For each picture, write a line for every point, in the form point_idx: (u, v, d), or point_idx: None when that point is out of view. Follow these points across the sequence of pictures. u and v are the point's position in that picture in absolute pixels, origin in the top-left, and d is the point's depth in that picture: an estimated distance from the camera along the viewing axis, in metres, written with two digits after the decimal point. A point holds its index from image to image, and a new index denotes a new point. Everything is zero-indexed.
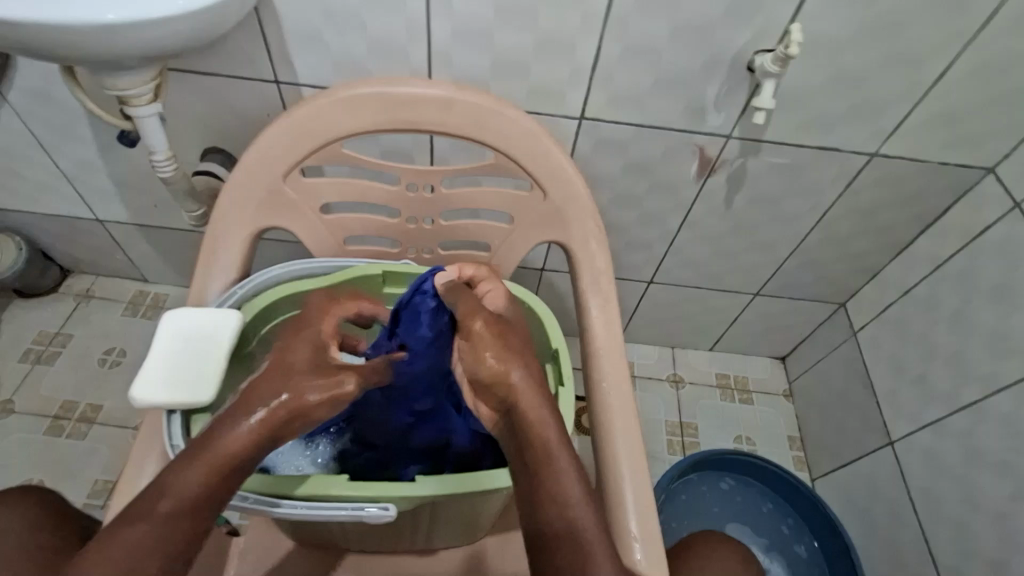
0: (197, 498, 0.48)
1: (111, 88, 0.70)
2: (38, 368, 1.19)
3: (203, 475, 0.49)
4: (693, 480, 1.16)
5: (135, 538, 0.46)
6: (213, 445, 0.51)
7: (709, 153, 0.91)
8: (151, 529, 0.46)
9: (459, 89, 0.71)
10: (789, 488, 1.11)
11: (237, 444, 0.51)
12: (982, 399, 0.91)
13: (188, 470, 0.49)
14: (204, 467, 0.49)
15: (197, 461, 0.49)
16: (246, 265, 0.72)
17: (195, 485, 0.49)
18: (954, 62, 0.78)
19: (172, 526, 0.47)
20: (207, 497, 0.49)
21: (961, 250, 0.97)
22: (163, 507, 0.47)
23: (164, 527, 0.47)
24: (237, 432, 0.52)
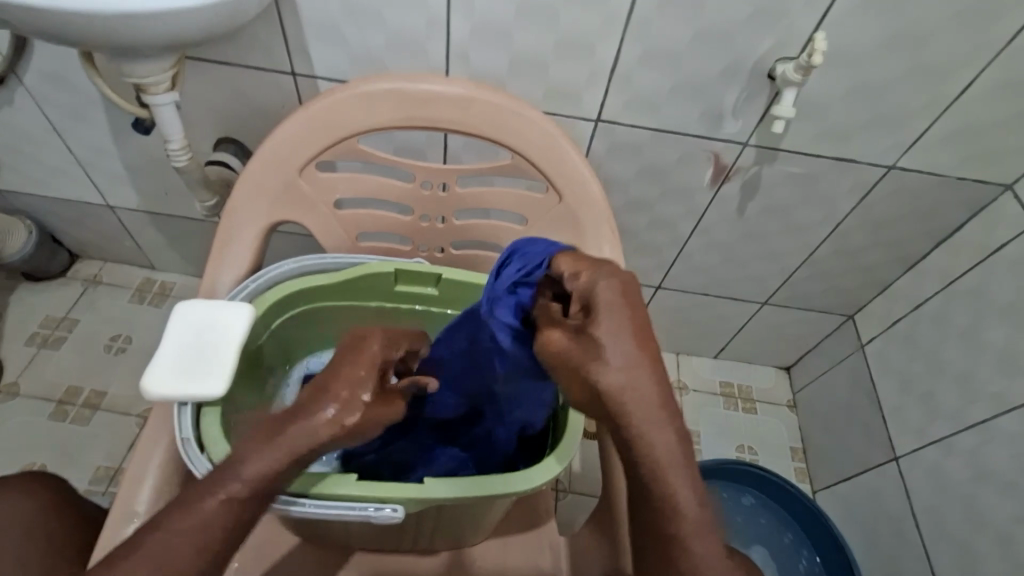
0: (267, 481, 0.49)
1: (129, 75, 0.70)
2: (44, 352, 1.20)
3: (267, 451, 0.49)
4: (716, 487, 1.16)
5: (200, 517, 0.47)
6: (288, 425, 0.50)
7: (724, 160, 0.91)
8: (214, 511, 0.47)
9: (477, 87, 0.70)
10: (814, 519, 1.08)
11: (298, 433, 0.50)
12: (990, 417, 0.90)
13: (253, 449, 0.49)
14: (272, 449, 0.49)
15: (275, 448, 0.49)
16: (259, 258, 0.72)
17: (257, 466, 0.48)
18: (978, 76, 0.77)
19: (232, 505, 0.48)
20: (276, 480, 0.49)
21: (974, 266, 0.96)
22: (224, 483, 0.48)
23: (222, 508, 0.47)
24: (302, 429, 0.50)
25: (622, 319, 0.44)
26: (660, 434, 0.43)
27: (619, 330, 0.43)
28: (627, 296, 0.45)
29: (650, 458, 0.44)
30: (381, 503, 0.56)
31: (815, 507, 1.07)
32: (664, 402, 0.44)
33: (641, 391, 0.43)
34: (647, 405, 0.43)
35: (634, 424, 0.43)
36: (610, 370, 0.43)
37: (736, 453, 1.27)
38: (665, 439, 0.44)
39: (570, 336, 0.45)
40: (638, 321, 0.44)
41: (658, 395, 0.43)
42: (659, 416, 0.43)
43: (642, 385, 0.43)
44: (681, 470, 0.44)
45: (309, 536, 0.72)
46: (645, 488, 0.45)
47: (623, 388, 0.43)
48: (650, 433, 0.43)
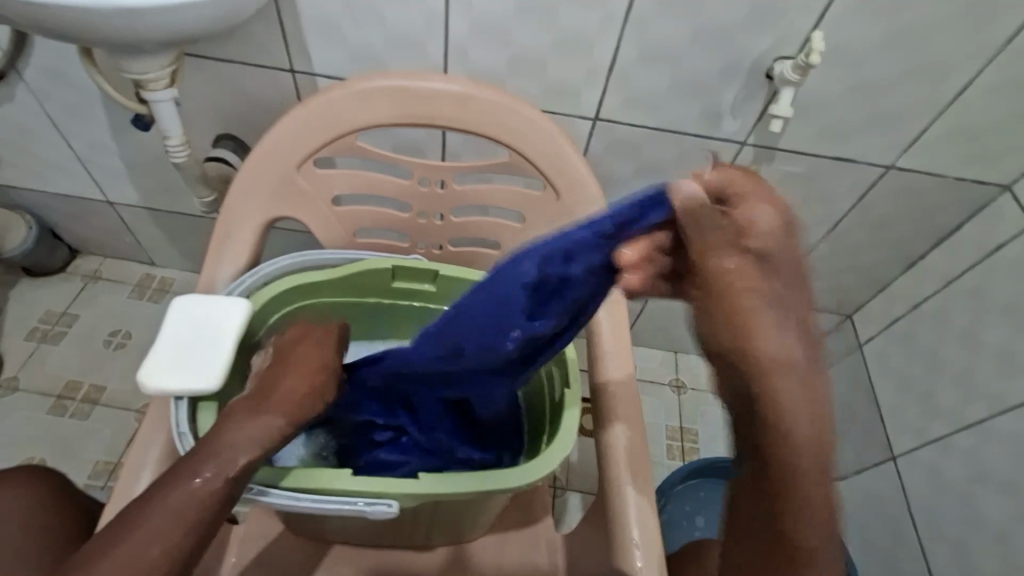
0: (229, 477, 0.49)
1: (128, 71, 0.70)
2: (43, 347, 1.20)
3: (212, 455, 0.49)
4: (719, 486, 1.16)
5: (146, 528, 0.46)
6: (239, 425, 0.51)
7: (723, 159, 0.91)
8: (178, 507, 0.47)
9: (475, 85, 0.70)
10: None
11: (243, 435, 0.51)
12: (988, 417, 0.90)
13: (201, 451, 0.49)
14: (213, 451, 0.49)
15: (231, 445, 0.50)
16: (256, 254, 0.72)
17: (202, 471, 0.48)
18: (977, 76, 0.77)
19: (181, 516, 0.47)
20: (237, 478, 0.49)
21: (973, 266, 0.96)
22: (168, 493, 0.47)
23: (171, 516, 0.47)
24: (257, 426, 0.52)
25: (780, 282, 0.42)
26: (802, 429, 0.43)
27: (786, 291, 0.42)
28: (787, 247, 0.41)
29: (791, 444, 0.43)
30: (376, 498, 0.56)
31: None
32: (808, 376, 0.43)
33: (792, 369, 0.42)
34: (800, 384, 0.43)
35: (782, 407, 0.43)
36: (772, 338, 0.42)
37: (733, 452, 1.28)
38: (805, 435, 0.43)
39: (737, 267, 0.42)
40: (797, 286, 0.43)
41: (806, 390, 0.43)
42: (805, 395, 0.43)
43: (799, 382, 0.43)
44: (816, 453, 0.44)
45: (307, 531, 0.72)
46: (768, 467, 0.44)
47: (782, 362, 0.42)
48: (798, 415, 0.43)
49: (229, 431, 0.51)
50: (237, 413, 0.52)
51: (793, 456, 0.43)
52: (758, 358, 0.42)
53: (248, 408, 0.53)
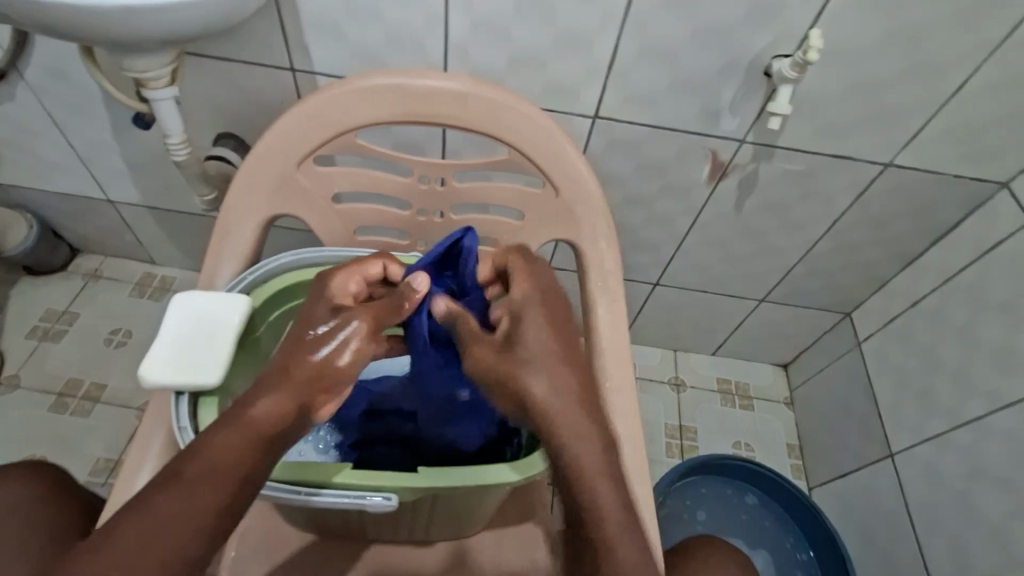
0: (239, 464, 0.47)
1: (129, 69, 0.71)
2: (44, 345, 1.20)
3: (234, 444, 0.47)
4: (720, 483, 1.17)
5: (155, 533, 0.42)
6: (246, 409, 0.49)
7: (722, 157, 0.91)
8: (185, 497, 0.44)
9: (475, 82, 0.71)
10: (810, 518, 1.08)
11: (266, 412, 0.50)
12: (985, 414, 0.91)
13: (219, 441, 0.47)
14: (234, 435, 0.48)
15: (239, 426, 0.48)
16: (257, 251, 0.72)
17: (223, 463, 0.46)
18: (975, 73, 0.78)
19: (192, 508, 0.44)
20: (248, 463, 0.47)
21: (971, 264, 0.96)
22: (181, 492, 0.44)
23: (182, 510, 0.44)
24: (270, 403, 0.50)
25: (534, 327, 0.53)
26: (568, 420, 0.49)
27: (535, 335, 0.52)
28: (546, 304, 0.56)
29: (579, 468, 0.47)
30: (376, 492, 0.56)
31: (813, 505, 1.07)
32: (581, 406, 0.50)
33: (558, 394, 0.49)
34: (566, 406, 0.49)
35: (563, 432, 0.48)
36: (533, 369, 0.50)
37: (732, 450, 1.28)
38: (576, 426, 0.49)
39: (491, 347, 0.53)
40: (559, 328, 0.54)
41: (566, 383, 0.50)
42: (582, 416, 0.49)
43: (557, 381, 0.50)
44: (594, 457, 0.48)
45: (307, 526, 0.72)
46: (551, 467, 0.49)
47: (546, 394, 0.49)
48: (580, 437, 0.48)
49: (254, 408, 0.50)
50: (262, 384, 0.52)
51: (563, 444, 0.48)
52: (513, 369, 0.51)
53: (267, 382, 0.52)
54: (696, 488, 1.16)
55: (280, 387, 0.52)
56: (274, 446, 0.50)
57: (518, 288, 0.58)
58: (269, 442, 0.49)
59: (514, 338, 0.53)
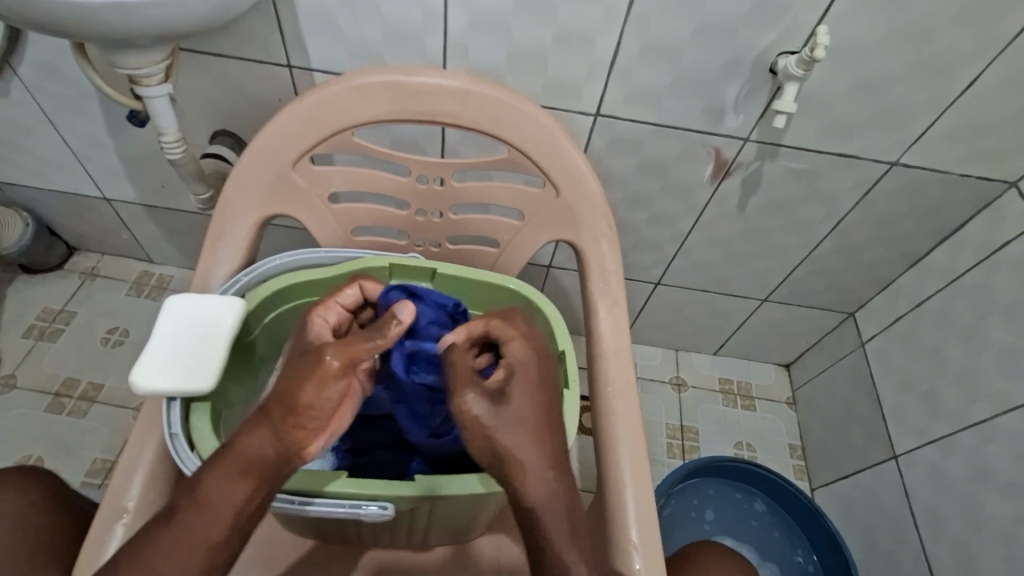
0: (235, 500, 0.49)
1: (121, 66, 0.69)
2: (41, 345, 1.19)
3: (231, 484, 0.49)
4: (729, 487, 1.17)
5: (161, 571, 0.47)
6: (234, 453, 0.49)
7: (725, 155, 0.90)
8: (191, 530, 0.48)
9: (474, 80, 0.69)
10: (815, 524, 1.07)
11: (259, 450, 0.49)
12: (991, 417, 0.90)
13: (216, 481, 0.49)
14: (232, 477, 0.49)
15: (229, 466, 0.49)
16: (252, 252, 0.71)
17: (220, 505, 0.49)
18: (984, 72, 0.76)
19: (196, 541, 0.48)
20: (244, 499, 0.49)
21: (978, 264, 0.95)
22: (183, 531, 0.48)
23: (189, 542, 0.48)
24: (257, 441, 0.49)
25: (522, 399, 0.52)
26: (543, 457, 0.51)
27: (515, 408, 0.51)
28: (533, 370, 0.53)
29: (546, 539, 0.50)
30: (371, 501, 0.55)
31: (816, 508, 1.06)
32: (558, 480, 0.51)
33: (532, 471, 0.50)
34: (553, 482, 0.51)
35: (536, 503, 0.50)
36: (513, 445, 0.50)
37: (734, 451, 1.27)
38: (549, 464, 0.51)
39: (486, 408, 0.51)
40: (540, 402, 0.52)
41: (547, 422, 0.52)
42: (550, 491, 0.50)
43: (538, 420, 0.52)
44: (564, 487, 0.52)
45: (302, 532, 0.71)
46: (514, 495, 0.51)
47: (525, 469, 0.50)
48: (553, 509, 0.50)
49: (250, 445, 0.49)
50: (260, 417, 0.50)
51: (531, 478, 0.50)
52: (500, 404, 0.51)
53: (255, 418, 0.50)
54: (702, 489, 1.16)
55: (275, 425, 0.49)
56: (270, 481, 0.50)
57: (510, 349, 0.54)
58: (263, 481, 0.50)
59: (503, 406, 0.51)
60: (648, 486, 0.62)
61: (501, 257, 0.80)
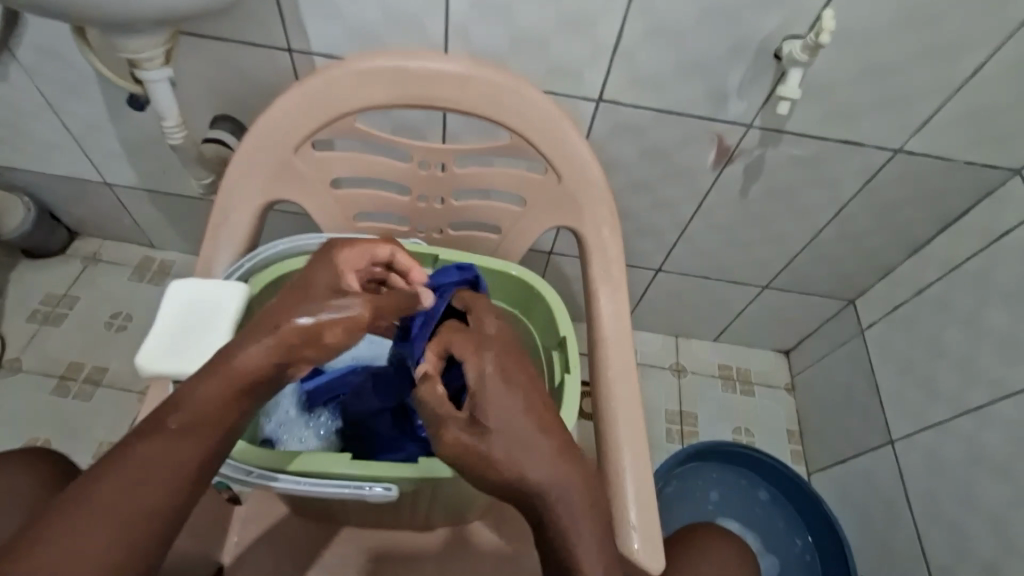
0: (212, 412, 0.47)
1: (122, 50, 0.69)
2: (45, 329, 1.20)
3: (213, 394, 0.47)
4: (733, 473, 1.18)
5: (133, 494, 0.43)
6: (217, 361, 0.48)
7: (728, 142, 0.89)
8: (164, 443, 0.45)
9: (476, 64, 0.69)
10: (809, 504, 1.09)
11: (254, 362, 0.48)
12: (987, 402, 0.91)
13: (196, 388, 0.47)
14: (216, 387, 0.47)
15: (214, 374, 0.47)
16: (254, 237, 0.71)
17: (200, 415, 0.46)
18: (990, 57, 0.75)
19: (167, 460, 0.45)
20: (223, 413, 0.47)
21: (979, 252, 0.95)
22: (157, 449, 0.45)
23: (157, 464, 0.45)
24: (254, 350, 0.48)
25: (501, 397, 0.47)
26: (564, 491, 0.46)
27: (506, 419, 0.46)
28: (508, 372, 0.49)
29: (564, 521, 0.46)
30: (374, 481, 0.56)
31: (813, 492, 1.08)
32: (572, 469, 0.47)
33: (515, 463, 0.45)
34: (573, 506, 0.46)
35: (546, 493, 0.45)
36: (504, 445, 0.45)
37: (732, 436, 1.28)
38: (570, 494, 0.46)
39: (474, 435, 0.46)
40: (536, 400, 0.48)
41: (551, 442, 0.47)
42: (567, 478, 0.46)
43: (540, 457, 0.46)
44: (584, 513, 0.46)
45: (306, 512, 0.72)
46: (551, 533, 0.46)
47: (526, 461, 0.45)
48: (565, 496, 0.46)
49: (242, 354, 0.48)
50: (251, 330, 0.49)
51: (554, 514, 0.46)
52: (491, 452, 0.45)
53: (247, 329, 0.49)
54: (707, 472, 1.18)
55: (279, 343, 0.48)
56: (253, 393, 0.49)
57: (475, 357, 0.51)
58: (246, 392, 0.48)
59: (480, 414, 0.47)
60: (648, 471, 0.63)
61: (503, 243, 0.80)
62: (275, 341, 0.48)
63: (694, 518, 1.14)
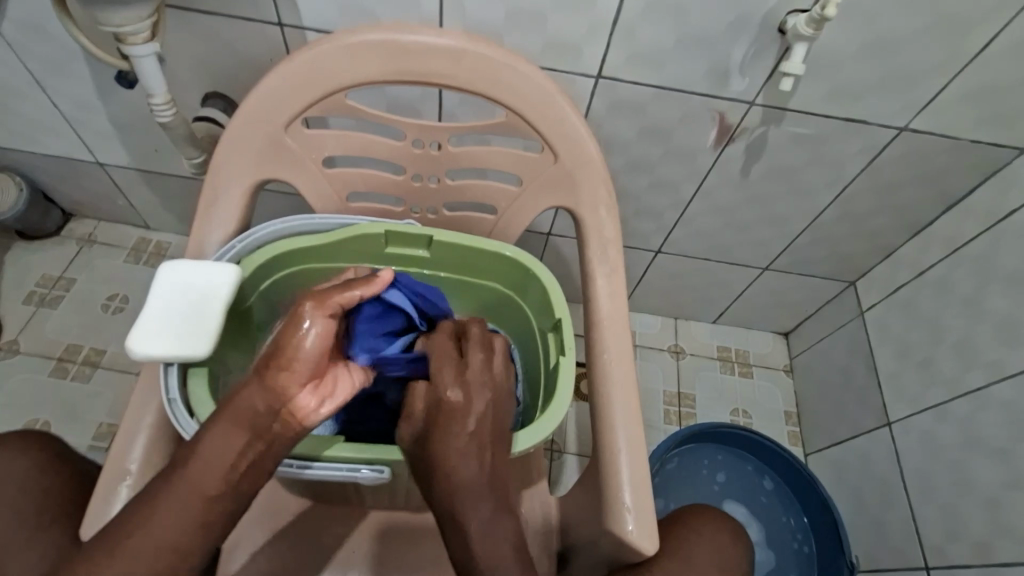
0: (228, 456, 0.50)
1: (106, 24, 0.67)
2: (41, 311, 1.20)
3: (229, 438, 0.50)
4: (739, 458, 1.19)
5: (164, 536, 0.49)
6: (222, 409, 0.51)
7: (730, 120, 0.87)
8: (187, 487, 0.50)
9: (469, 38, 0.67)
10: (810, 493, 1.09)
11: (257, 406, 0.51)
12: (985, 385, 0.90)
13: (212, 436, 0.50)
14: (231, 432, 0.50)
15: (221, 421, 0.50)
16: (247, 218, 0.70)
17: (218, 462, 0.50)
18: (1001, 31, 0.73)
19: (191, 501, 0.50)
20: (238, 457, 0.51)
21: (982, 233, 0.94)
22: (181, 495, 0.49)
23: (183, 503, 0.49)
24: (253, 396, 0.51)
25: (452, 421, 0.55)
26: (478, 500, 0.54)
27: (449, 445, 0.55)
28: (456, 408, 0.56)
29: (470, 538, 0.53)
30: (367, 464, 0.56)
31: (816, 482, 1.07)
32: (493, 486, 0.55)
33: (459, 462, 0.54)
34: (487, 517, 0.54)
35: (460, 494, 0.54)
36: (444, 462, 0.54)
37: (730, 417, 1.29)
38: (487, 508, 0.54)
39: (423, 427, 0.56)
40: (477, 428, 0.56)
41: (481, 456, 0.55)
42: (482, 488, 0.55)
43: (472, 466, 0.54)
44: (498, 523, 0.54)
45: (304, 493, 0.72)
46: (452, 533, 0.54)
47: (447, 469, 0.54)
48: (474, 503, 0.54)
49: (244, 399, 0.51)
50: (252, 374, 0.52)
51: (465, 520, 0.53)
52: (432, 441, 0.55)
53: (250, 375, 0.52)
54: (712, 454, 1.19)
55: (266, 381, 0.51)
56: (266, 437, 0.51)
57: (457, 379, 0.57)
58: (264, 439, 0.51)
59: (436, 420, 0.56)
60: (642, 449, 0.63)
61: (499, 224, 0.79)
62: (268, 383, 0.51)
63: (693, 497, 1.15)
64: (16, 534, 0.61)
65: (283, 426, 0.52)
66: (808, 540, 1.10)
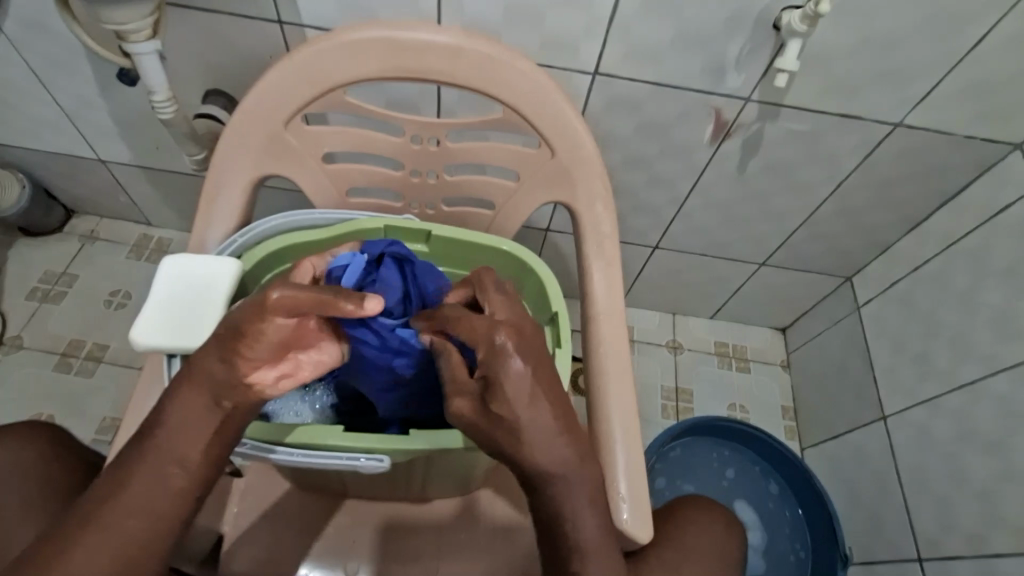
0: (195, 421, 0.50)
1: (107, 22, 0.68)
2: (44, 307, 1.21)
3: (193, 402, 0.50)
4: (746, 458, 1.19)
5: (132, 497, 0.49)
6: (187, 379, 0.50)
7: (726, 116, 0.88)
8: (156, 456, 0.50)
9: (468, 36, 0.67)
10: (814, 500, 1.09)
11: (216, 372, 0.49)
12: (980, 378, 0.91)
13: (177, 402, 0.50)
14: (191, 397, 0.50)
15: (184, 388, 0.50)
16: (248, 213, 0.71)
17: (184, 425, 0.50)
18: (995, 27, 0.74)
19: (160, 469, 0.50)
20: (205, 422, 0.50)
21: (978, 227, 0.94)
22: (154, 465, 0.50)
23: (153, 473, 0.50)
24: (212, 362, 0.49)
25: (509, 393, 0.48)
26: (543, 432, 0.49)
27: (529, 416, 0.48)
28: (525, 346, 0.49)
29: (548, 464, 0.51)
30: (366, 453, 0.57)
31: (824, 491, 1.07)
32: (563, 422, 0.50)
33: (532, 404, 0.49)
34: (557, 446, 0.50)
35: (561, 482, 0.51)
36: (524, 432, 0.49)
37: (727, 411, 1.30)
38: (552, 439, 0.50)
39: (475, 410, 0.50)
40: (545, 376, 0.49)
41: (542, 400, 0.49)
42: (575, 469, 0.52)
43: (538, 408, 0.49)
44: (574, 459, 0.51)
45: (305, 483, 0.73)
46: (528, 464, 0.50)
47: (545, 462, 0.50)
48: (548, 437, 0.50)
49: (207, 366, 0.49)
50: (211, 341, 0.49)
51: (534, 448, 0.49)
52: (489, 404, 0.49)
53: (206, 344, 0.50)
54: (720, 450, 1.19)
55: (224, 351, 0.48)
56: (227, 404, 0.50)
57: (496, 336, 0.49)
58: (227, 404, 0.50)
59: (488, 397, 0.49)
60: (638, 443, 0.64)
61: (497, 219, 0.80)
62: (229, 358, 0.48)
63: (695, 484, 1.17)
64: (21, 524, 0.62)
65: (238, 392, 0.49)
66: (807, 547, 1.11)
